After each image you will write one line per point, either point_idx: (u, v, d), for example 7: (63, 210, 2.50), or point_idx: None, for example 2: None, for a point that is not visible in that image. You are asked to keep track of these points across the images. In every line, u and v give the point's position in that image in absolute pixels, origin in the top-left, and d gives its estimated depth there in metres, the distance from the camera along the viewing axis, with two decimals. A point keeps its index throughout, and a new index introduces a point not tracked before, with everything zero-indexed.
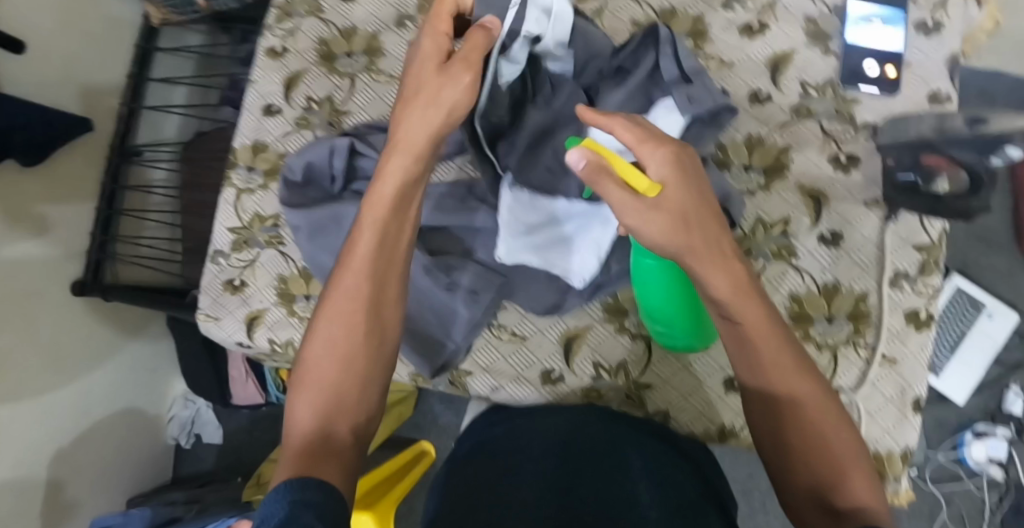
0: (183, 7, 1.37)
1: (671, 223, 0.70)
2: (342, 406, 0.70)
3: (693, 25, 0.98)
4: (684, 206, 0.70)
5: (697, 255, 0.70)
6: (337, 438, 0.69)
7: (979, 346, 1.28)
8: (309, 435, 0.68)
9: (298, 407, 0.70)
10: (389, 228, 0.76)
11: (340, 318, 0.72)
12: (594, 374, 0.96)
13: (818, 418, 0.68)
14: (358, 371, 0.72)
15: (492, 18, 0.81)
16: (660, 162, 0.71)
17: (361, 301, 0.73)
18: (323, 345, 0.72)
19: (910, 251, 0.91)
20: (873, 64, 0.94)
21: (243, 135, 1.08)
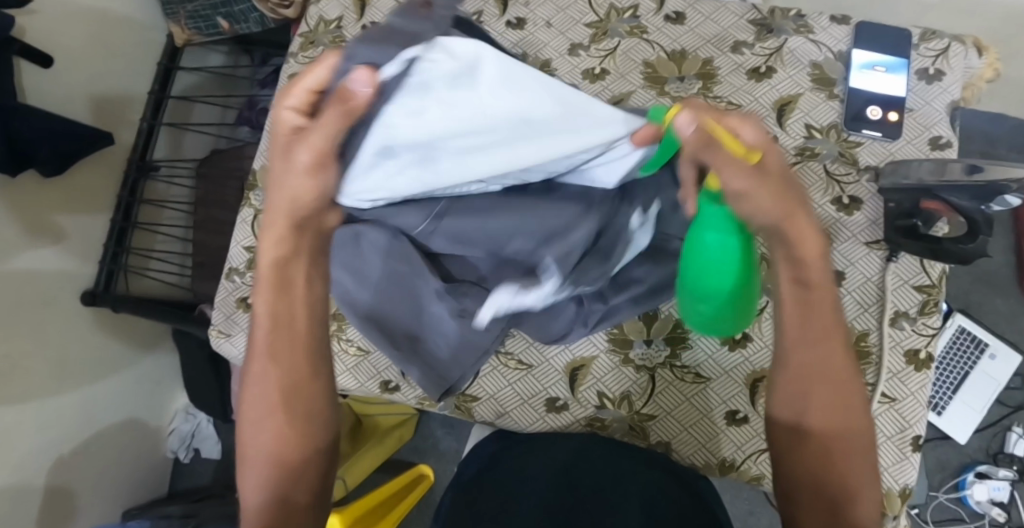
0: (207, 30, 1.42)
1: (770, 191, 0.69)
2: (288, 475, 0.76)
3: (701, 66, 1.02)
4: (779, 173, 0.70)
5: (790, 224, 0.71)
6: (293, 504, 0.76)
7: (982, 387, 1.28)
8: (263, 507, 0.75)
9: (246, 482, 0.77)
10: (291, 308, 0.75)
11: (261, 402, 0.76)
12: (598, 404, 0.98)
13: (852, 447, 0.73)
14: (294, 443, 0.76)
15: (360, 73, 0.62)
16: (755, 130, 0.69)
17: (278, 379, 0.75)
18: (254, 426, 0.76)
19: (911, 292, 0.93)
20: (876, 109, 0.97)
21: (264, 157, 1.12)
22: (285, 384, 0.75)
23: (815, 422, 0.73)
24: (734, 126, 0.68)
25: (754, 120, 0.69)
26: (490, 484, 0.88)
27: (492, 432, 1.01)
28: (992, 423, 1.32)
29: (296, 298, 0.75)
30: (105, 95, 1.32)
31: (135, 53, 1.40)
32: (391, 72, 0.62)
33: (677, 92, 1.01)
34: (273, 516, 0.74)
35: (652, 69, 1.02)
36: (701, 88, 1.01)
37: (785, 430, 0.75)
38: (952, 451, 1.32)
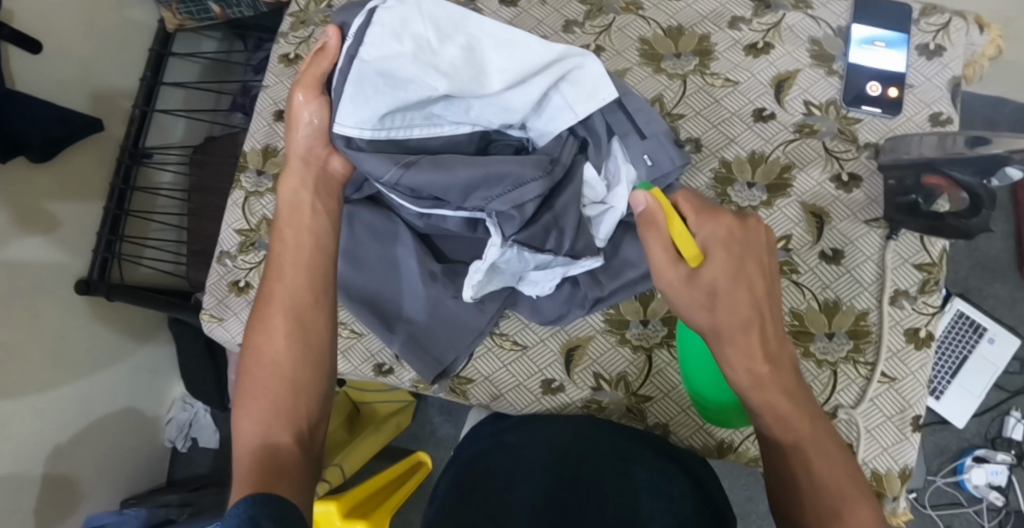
0: (198, 15, 1.39)
1: (699, 298, 0.75)
2: (281, 418, 0.75)
3: (699, 43, 1.00)
4: (718, 283, 0.75)
5: (721, 335, 0.75)
6: (280, 446, 0.73)
7: (980, 370, 1.27)
8: (255, 448, 0.73)
9: (241, 425, 0.76)
10: (301, 248, 0.84)
11: (263, 328, 0.80)
12: (594, 385, 0.96)
13: (809, 454, 0.73)
14: (287, 373, 0.77)
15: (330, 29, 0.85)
16: (713, 234, 0.76)
17: (286, 312, 0.80)
18: (254, 355, 0.79)
19: (911, 270, 0.91)
20: (876, 85, 0.96)
21: (255, 139, 1.10)
22: (290, 318, 0.80)
23: (781, 435, 0.74)
24: (693, 224, 0.78)
25: (723, 225, 0.77)
26: (484, 469, 0.87)
27: (487, 415, 0.99)
28: (991, 407, 1.31)
29: (302, 225, 0.85)
30: (97, 81, 1.31)
31: (128, 38, 1.38)
32: (358, 24, 0.81)
33: (674, 69, 0.99)
34: (259, 456, 0.72)
35: (649, 46, 1.01)
36: (698, 65, 0.99)
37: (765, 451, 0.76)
38: (950, 436, 1.31)
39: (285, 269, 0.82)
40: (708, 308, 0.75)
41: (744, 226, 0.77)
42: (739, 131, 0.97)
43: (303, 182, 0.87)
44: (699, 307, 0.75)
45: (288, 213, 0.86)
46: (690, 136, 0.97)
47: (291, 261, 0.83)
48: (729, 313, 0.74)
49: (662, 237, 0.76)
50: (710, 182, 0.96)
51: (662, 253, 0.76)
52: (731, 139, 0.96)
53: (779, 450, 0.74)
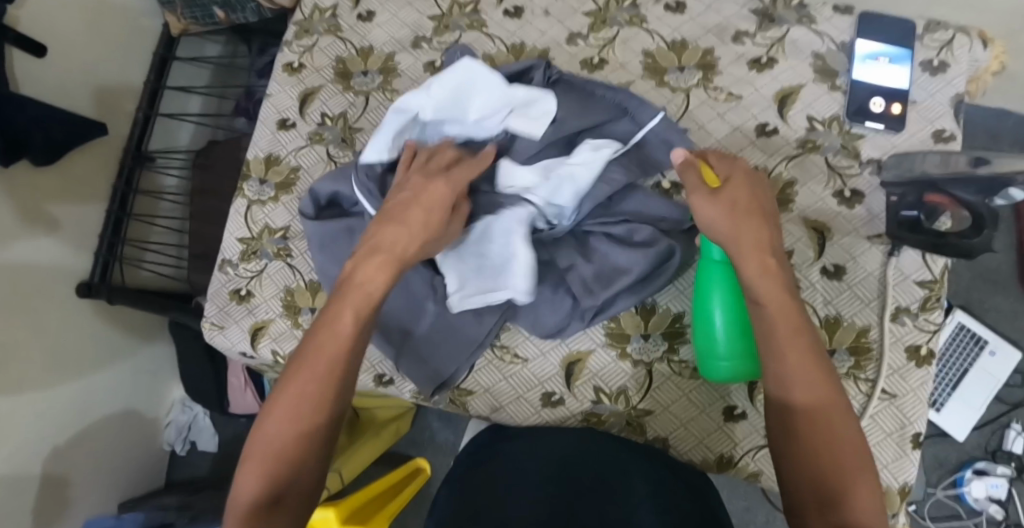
0: (203, 20, 1.38)
1: (721, 220, 0.75)
2: (287, 474, 0.71)
3: (703, 57, 1.00)
4: (736, 205, 0.75)
5: (741, 248, 0.74)
6: (283, 505, 0.70)
7: (981, 383, 1.27)
8: (255, 502, 0.69)
9: (246, 472, 0.71)
10: (381, 267, 0.79)
11: (295, 384, 0.73)
12: (595, 399, 0.96)
13: (828, 417, 0.69)
14: (308, 432, 0.72)
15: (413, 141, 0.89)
16: (738, 173, 0.77)
17: (321, 372, 0.73)
18: (277, 413, 0.72)
19: (913, 288, 0.91)
20: (880, 101, 0.95)
21: (258, 147, 1.10)
22: (324, 378, 0.73)
23: (796, 391, 0.70)
24: (723, 165, 0.78)
25: (748, 172, 0.77)
26: (484, 478, 0.87)
27: (487, 426, 1.00)
28: (991, 420, 1.31)
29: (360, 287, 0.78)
30: (100, 84, 1.31)
31: (132, 42, 1.38)
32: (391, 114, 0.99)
33: (677, 82, 1.00)
34: (257, 507, 0.69)
35: (653, 59, 1.01)
36: (701, 79, 0.99)
37: (775, 411, 0.71)
38: (949, 447, 1.31)
39: (342, 314, 0.76)
40: (727, 225, 0.75)
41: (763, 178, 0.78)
42: (742, 146, 0.96)
43: (410, 186, 0.83)
44: (722, 226, 0.75)
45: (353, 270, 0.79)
46: None
47: (349, 305, 0.76)
48: (756, 246, 0.74)
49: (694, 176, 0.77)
50: None
51: (696, 186, 0.77)
52: (734, 154, 0.96)
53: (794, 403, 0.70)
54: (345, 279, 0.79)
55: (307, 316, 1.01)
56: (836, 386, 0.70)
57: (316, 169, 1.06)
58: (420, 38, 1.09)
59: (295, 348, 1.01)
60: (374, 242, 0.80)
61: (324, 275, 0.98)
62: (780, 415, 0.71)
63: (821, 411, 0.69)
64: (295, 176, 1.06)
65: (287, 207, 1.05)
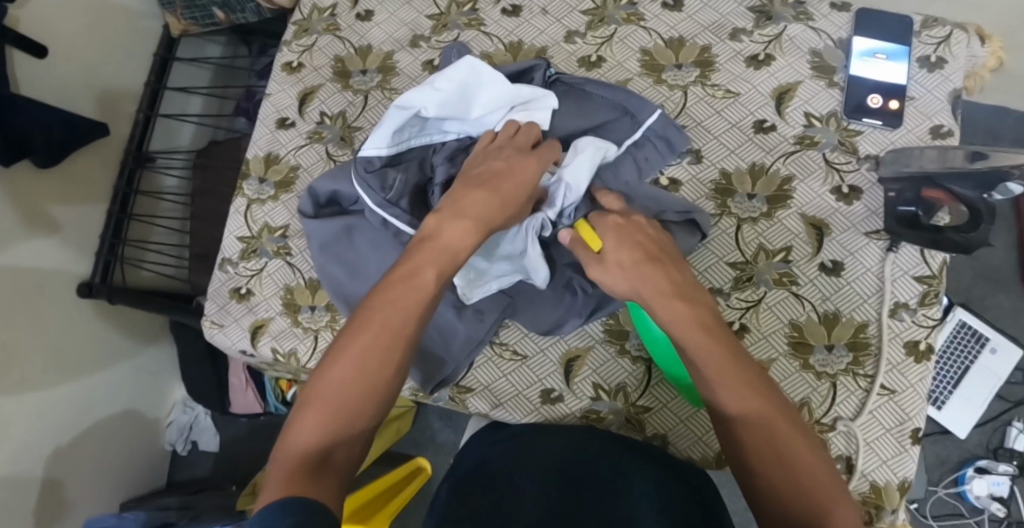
0: (203, 21, 1.39)
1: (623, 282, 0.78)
2: (347, 429, 0.70)
3: (700, 54, 1.00)
4: (628, 257, 0.78)
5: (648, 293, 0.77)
6: (334, 461, 0.68)
7: (982, 380, 1.27)
8: (311, 447, 0.68)
9: (307, 412, 0.70)
10: (462, 224, 0.78)
11: (368, 339, 0.72)
12: (594, 395, 0.96)
13: (776, 432, 0.69)
14: (375, 392, 0.71)
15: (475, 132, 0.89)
16: (613, 231, 0.80)
17: (397, 331, 0.72)
18: (343, 365, 0.71)
19: (911, 283, 0.91)
20: (877, 98, 0.96)
21: (257, 147, 1.10)
22: (401, 340, 0.72)
23: (737, 409, 0.71)
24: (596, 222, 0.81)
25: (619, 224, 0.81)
26: (485, 478, 0.87)
27: (487, 424, 1.00)
28: (992, 418, 1.31)
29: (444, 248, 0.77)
30: (100, 86, 1.31)
31: (132, 43, 1.38)
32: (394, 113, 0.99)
33: (675, 79, 1.00)
34: (310, 459, 0.67)
35: (650, 57, 1.01)
36: (698, 76, 0.99)
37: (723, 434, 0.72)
38: (951, 445, 1.31)
39: (422, 271, 0.75)
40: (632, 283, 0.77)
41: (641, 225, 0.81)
42: (739, 143, 0.97)
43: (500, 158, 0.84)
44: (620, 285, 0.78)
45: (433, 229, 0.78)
46: (690, 147, 0.97)
47: (428, 264, 0.76)
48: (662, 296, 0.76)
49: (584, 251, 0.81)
50: (711, 193, 0.96)
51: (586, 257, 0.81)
52: (732, 151, 0.97)
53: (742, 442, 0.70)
54: (429, 237, 0.78)
55: (306, 314, 1.02)
56: (776, 400, 0.71)
57: (315, 168, 1.06)
58: (419, 38, 1.09)
59: (295, 346, 1.01)
60: (461, 203, 0.79)
61: (325, 276, 0.97)
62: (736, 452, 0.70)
63: (771, 435, 0.69)
64: (294, 175, 1.07)
65: (287, 206, 1.06)
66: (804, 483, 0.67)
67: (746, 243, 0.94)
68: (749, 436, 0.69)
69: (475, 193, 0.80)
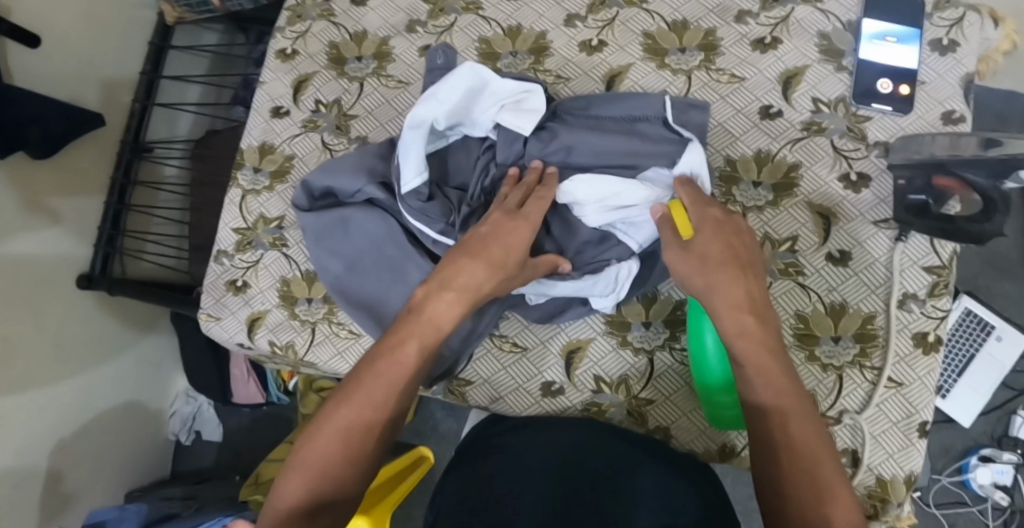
0: (198, 7, 1.36)
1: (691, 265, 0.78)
2: (329, 490, 0.73)
3: (704, 38, 0.97)
4: (712, 252, 0.77)
5: (716, 294, 0.76)
6: (321, 520, 0.72)
7: (988, 369, 1.25)
8: (292, 513, 0.72)
9: (293, 480, 0.73)
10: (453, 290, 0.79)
11: (349, 410, 0.75)
12: (595, 388, 0.94)
13: (801, 452, 0.69)
14: (359, 456, 0.74)
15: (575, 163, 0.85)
16: (706, 219, 0.80)
17: (378, 414, 0.75)
18: (329, 433, 0.74)
19: (920, 273, 0.89)
20: (887, 82, 0.93)
21: (252, 136, 1.08)
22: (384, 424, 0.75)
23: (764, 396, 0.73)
24: (695, 208, 0.81)
25: (715, 216, 0.80)
26: (485, 473, 0.85)
27: (486, 417, 0.98)
28: (997, 406, 1.30)
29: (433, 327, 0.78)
30: (95, 73, 1.28)
31: (126, 30, 1.35)
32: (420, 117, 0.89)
33: (678, 64, 0.97)
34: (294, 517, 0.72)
35: (653, 41, 0.98)
36: (703, 61, 0.97)
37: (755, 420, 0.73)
38: (955, 434, 1.30)
39: (407, 343, 0.77)
40: (702, 271, 0.77)
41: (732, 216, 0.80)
42: (745, 129, 0.94)
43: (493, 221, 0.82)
44: (696, 271, 0.77)
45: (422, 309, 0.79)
46: None
47: (414, 342, 0.77)
48: (726, 286, 0.76)
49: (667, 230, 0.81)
50: (715, 181, 0.93)
51: (666, 237, 0.81)
52: (737, 138, 0.94)
53: (761, 423, 0.72)
54: (422, 311, 0.79)
55: (304, 306, 1.00)
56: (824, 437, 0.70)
57: (311, 157, 1.04)
58: (415, 22, 1.06)
59: (293, 339, 0.99)
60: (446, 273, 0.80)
61: (320, 268, 0.96)
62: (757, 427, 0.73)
63: (784, 431, 0.70)
64: (290, 165, 1.04)
65: (282, 196, 1.03)
66: (814, 491, 0.67)
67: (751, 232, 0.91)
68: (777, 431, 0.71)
69: (471, 255, 0.80)
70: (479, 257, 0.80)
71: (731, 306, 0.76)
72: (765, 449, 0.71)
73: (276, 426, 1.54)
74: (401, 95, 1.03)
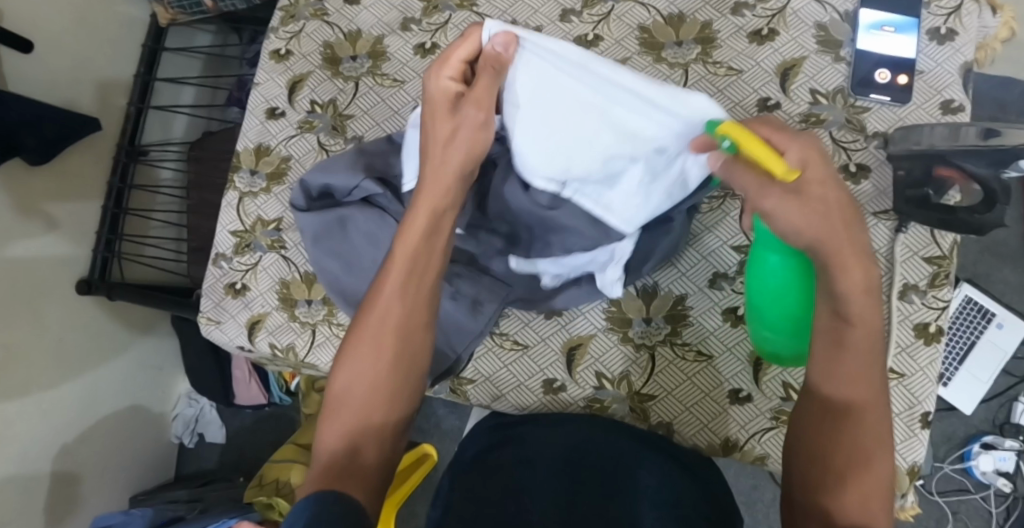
0: (191, 9, 1.35)
1: (798, 218, 0.69)
2: (367, 428, 0.72)
3: (700, 31, 0.97)
4: (823, 198, 0.69)
5: (834, 250, 0.69)
6: (363, 458, 0.70)
7: (989, 357, 1.25)
8: (335, 452, 0.71)
9: (327, 431, 0.72)
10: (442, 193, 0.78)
11: (372, 342, 0.74)
12: (596, 385, 0.94)
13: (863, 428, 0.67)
14: (386, 390, 0.73)
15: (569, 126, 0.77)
16: (802, 150, 0.69)
17: (393, 329, 0.74)
18: (357, 365, 0.73)
19: (921, 264, 0.89)
20: (885, 72, 0.92)
21: (247, 138, 1.07)
22: (399, 337, 0.74)
23: (844, 390, 0.68)
24: (781, 143, 0.69)
25: (811, 142, 0.70)
26: (492, 461, 0.86)
27: (488, 415, 0.98)
28: (999, 393, 1.30)
29: (436, 245, 0.78)
30: (90, 77, 1.27)
31: (119, 33, 1.34)
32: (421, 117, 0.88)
33: (675, 58, 0.97)
34: (339, 460, 0.70)
35: (649, 34, 0.98)
36: (699, 54, 0.96)
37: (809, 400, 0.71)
38: (956, 422, 1.30)
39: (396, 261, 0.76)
40: (820, 219, 0.68)
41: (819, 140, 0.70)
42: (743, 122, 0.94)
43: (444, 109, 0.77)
44: (812, 218, 0.69)
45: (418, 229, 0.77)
46: None
47: (401, 255, 0.76)
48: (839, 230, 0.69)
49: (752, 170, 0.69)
50: None
51: (754, 182, 0.69)
52: None
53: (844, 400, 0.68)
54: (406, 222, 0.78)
55: (304, 308, 1.00)
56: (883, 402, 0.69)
57: (307, 158, 1.04)
58: (409, 21, 1.06)
59: (293, 341, 0.99)
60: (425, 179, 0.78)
61: (320, 269, 0.95)
62: (818, 413, 0.69)
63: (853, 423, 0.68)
64: (287, 167, 1.04)
65: (280, 199, 1.03)
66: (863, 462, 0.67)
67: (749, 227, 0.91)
68: (857, 426, 0.68)
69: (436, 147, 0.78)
70: (445, 135, 0.77)
71: (843, 259, 0.69)
72: (835, 418, 0.68)
73: (278, 427, 1.54)
74: (397, 94, 1.03)
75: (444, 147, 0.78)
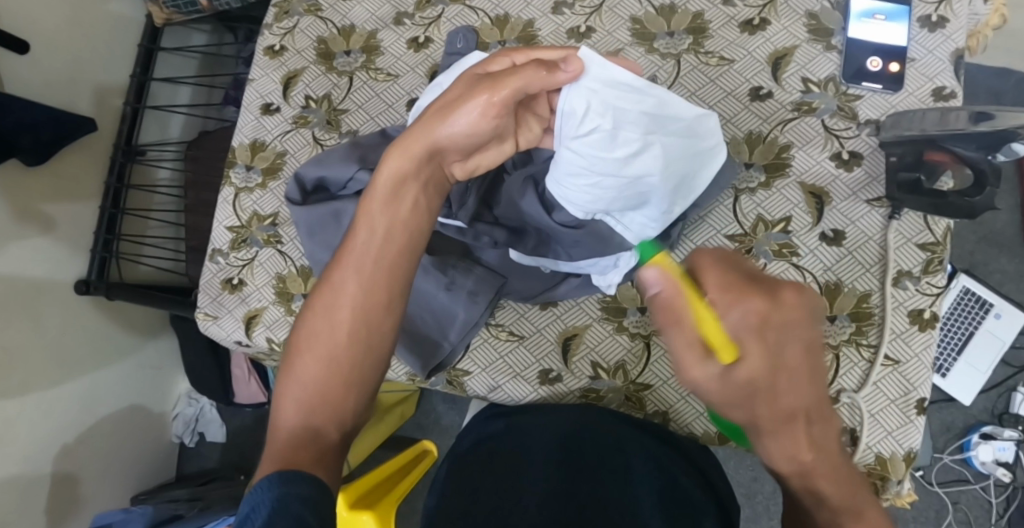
0: (185, 8, 1.34)
1: (733, 405, 0.59)
2: (328, 406, 0.68)
3: (692, 21, 0.97)
4: (759, 382, 0.58)
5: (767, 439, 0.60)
6: (325, 438, 0.66)
7: (986, 347, 1.25)
8: (294, 429, 0.67)
9: (284, 402, 0.69)
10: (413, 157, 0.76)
11: (330, 314, 0.70)
12: (592, 375, 0.94)
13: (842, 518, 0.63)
14: (344, 366, 0.69)
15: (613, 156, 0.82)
16: (744, 320, 0.58)
17: (353, 301, 0.70)
18: (315, 336, 0.70)
19: (914, 250, 0.89)
20: (876, 60, 0.93)
21: (243, 134, 1.08)
22: (360, 308, 0.70)
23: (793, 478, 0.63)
24: (719, 307, 0.59)
25: (755, 310, 0.58)
26: (489, 452, 0.86)
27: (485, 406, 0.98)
28: (997, 383, 1.30)
29: (402, 213, 0.74)
30: (86, 79, 1.28)
31: (115, 34, 1.35)
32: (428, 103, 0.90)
33: (667, 48, 0.97)
34: (299, 439, 0.66)
35: (640, 25, 0.98)
36: (691, 44, 0.97)
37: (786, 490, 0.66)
38: (956, 413, 1.30)
39: (359, 231, 0.73)
40: (751, 415, 0.59)
41: (778, 306, 0.58)
42: (735, 111, 0.94)
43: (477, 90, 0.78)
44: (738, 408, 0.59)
45: (382, 198, 0.74)
46: None
47: (365, 225, 0.73)
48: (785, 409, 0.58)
49: (685, 334, 0.59)
50: None
51: (686, 351, 0.59)
52: (727, 120, 0.94)
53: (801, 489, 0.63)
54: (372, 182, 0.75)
55: (300, 302, 1.00)
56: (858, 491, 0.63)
57: (302, 153, 1.04)
58: (402, 15, 1.06)
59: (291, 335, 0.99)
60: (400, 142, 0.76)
61: (315, 262, 0.96)
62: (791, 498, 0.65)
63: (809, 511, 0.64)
64: (282, 161, 1.04)
65: (276, 194, 1.03)
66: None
67: (743, 214, 0.92)
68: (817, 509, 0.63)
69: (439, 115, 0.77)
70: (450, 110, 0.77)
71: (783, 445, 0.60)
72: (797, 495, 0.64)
73: None
74: (390, 88, 1.03)
75: (441, 113, 0.77)
